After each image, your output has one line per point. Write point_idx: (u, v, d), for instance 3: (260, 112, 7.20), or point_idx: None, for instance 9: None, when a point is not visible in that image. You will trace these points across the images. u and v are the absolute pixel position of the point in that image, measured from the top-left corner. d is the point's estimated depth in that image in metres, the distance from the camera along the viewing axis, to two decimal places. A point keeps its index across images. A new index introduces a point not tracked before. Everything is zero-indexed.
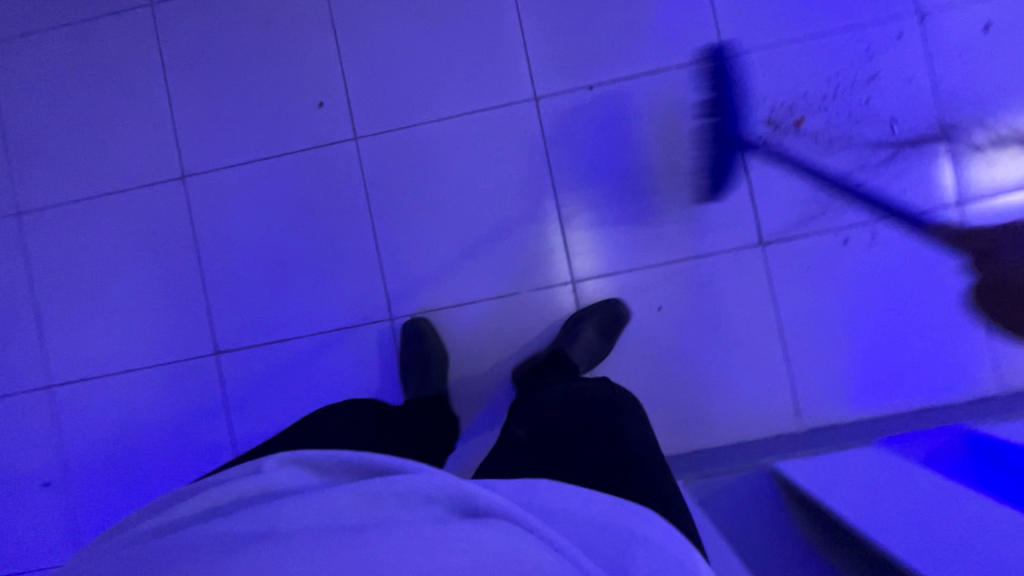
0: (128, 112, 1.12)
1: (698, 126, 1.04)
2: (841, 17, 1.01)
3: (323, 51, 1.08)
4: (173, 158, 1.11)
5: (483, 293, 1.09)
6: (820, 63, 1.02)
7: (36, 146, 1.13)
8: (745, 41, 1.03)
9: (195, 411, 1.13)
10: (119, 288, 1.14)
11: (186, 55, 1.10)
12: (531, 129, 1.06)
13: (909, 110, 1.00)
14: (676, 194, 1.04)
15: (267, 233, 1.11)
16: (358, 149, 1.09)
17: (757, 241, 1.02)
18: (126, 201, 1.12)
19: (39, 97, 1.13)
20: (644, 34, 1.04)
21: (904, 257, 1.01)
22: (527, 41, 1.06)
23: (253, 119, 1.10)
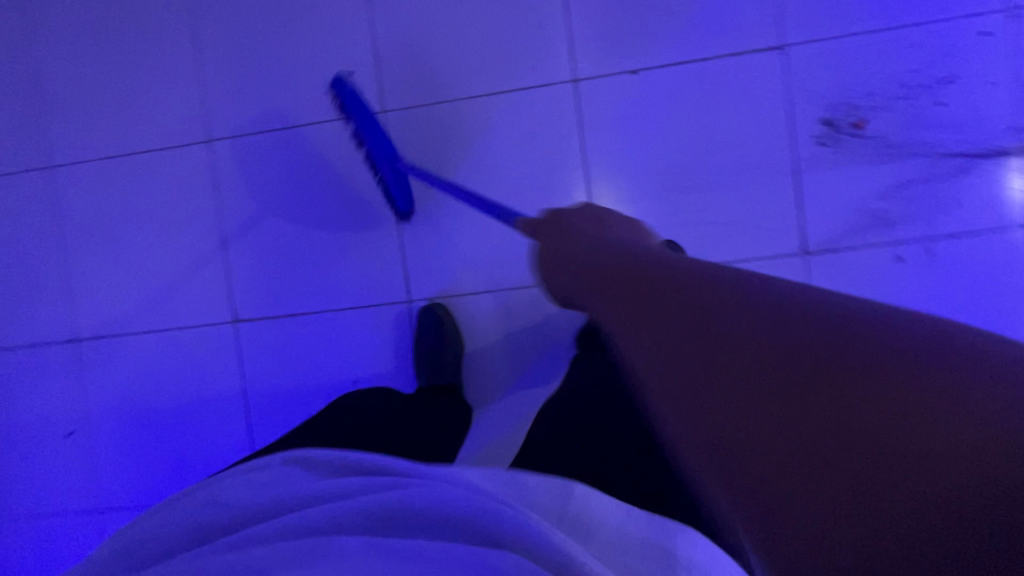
0: (154, 70, 1.09)
1: (748, 120, 0.96)
2: (918, 10, 0.92)
3: (355, 16, 1.03)
4: (197, 119, 1.09)
5: (504, 282, 1.05)
6: (889, 61, 0.93)
7: (65, 99, 1.12)
8: (808, 30, 0.95)
9: (213, 376, 1.14)
10: (142, 249, 1.13)
11: (215, 13, 1.06)
12: (565, 111, 0.99)
13: (986, 117, 0.91)
14: (716, 193, 0.97)
15: (289, 204, 1.08)
16: (385, 122, 1.04)
17: (799, 251, 0.95)
18: (152, 161, 1.11)
19: (69, 48, 1.11)
20: (697, 15, 0.96)
21: (964, 279, 0.91)
22: (570, 17, 0.98)
23: (280, 83, 1.06)
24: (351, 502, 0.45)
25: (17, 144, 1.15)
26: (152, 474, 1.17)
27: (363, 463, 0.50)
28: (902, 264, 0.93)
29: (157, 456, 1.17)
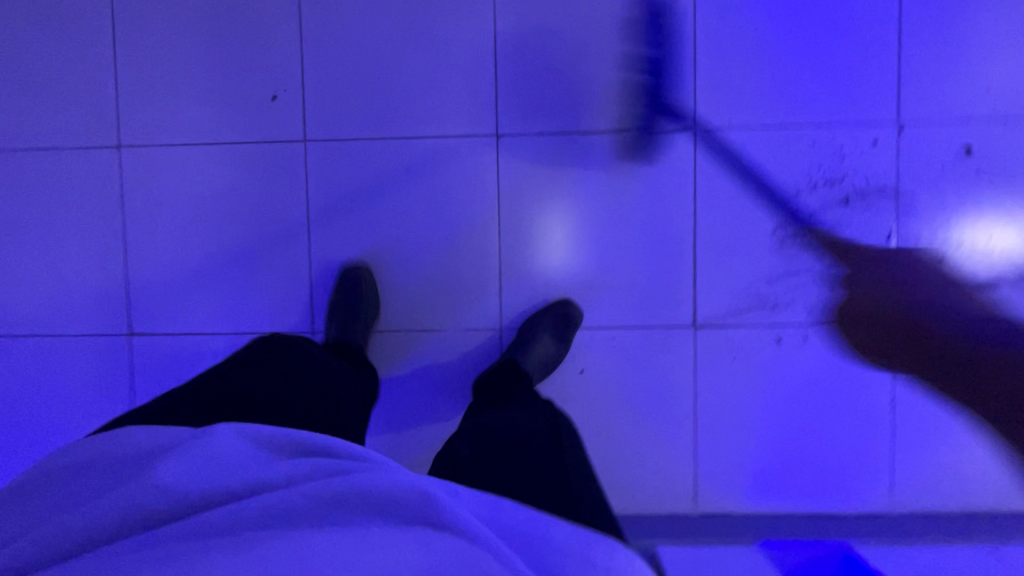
0: (70, 62, 1.05)
1: (656, 197, 1.04)
2: (822, 111, 1.00)
3: (287, 45, 1.05)
4: (110, 124, 1.06)
5: (408, 326, 1.08)
6: (788, 156, 1.01)
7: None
8: (721, 117, 1.02)
9: (98, 391, 1.08)
10: (32, 245, 1.07)
11: (137, 21, 1.05)
12: (488, 163, 1.06)
13: (869, 224, 1.01)
14: (622, 260, 1.05)
15: (201, 221, 1.07)
16: (305, 152, 1.06)
17: (690, 323, 1.04)
18: (56, 158, 1.06)
19: None
20: (616, 92, 1.03)
21: (829, 365, 1.02)
22: (499, 80, 1.05)
23: (206, 98, 1.06)
24: (240, 504, 0.48)
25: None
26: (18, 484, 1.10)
27: (224, 441, 0.54)
28: (781, 346, 1.03)
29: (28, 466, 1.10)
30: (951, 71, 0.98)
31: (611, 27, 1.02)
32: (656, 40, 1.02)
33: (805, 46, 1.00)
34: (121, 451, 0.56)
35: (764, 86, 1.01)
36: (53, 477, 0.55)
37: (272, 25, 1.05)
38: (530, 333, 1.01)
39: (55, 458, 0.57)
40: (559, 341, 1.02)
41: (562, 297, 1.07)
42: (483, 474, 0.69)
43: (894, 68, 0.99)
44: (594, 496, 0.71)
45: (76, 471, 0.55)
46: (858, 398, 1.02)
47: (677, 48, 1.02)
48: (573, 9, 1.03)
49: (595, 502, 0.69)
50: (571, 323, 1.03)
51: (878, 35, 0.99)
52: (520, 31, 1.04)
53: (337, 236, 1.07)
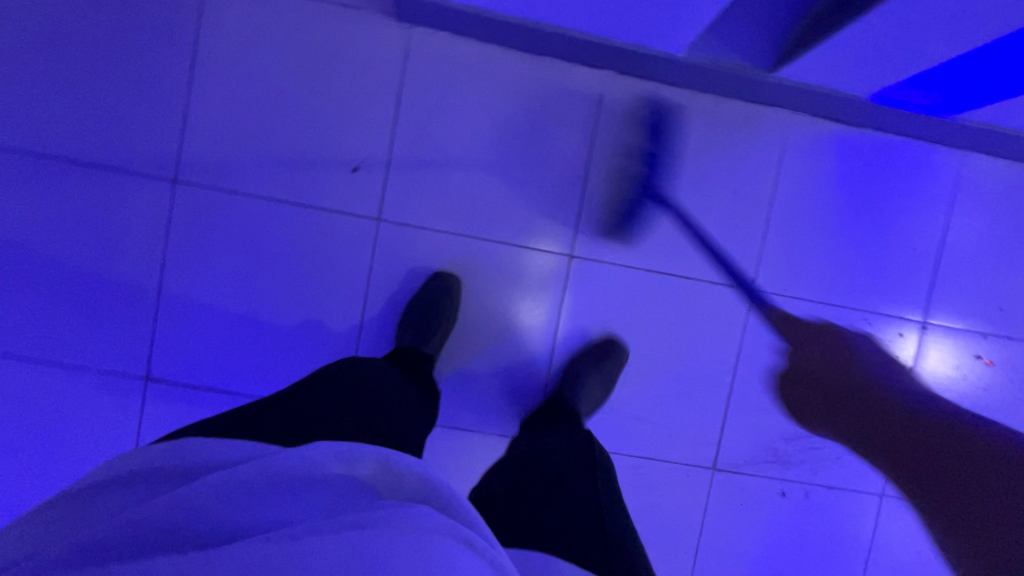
0: (138, 84, 0.97)
1: (708, 341, 1.09)
2: (862, 297, 1.10)
3: (381, 120, 1.01)
4: (171, 157, 0.98)
5: (443, 419, 1.07)
6: (826, 329, 1.10)
7: (20, 72, 0.96)
8: (777, 285, 1.09)
9: (100, 429, 1.01)
10: (57, 268, 0.98)
11: (224, 57, 0.98)
12: (557, 278, 1.07)
13: None
14: (663, 398, 1.10)
15: (251, 278, 1.01)
16: (377, 230, 1.03)
17: (711, 465, 1.10)
18: (101, 182, 0.98)
19: (32, 25, 0.95)
20: (688, 239, 1.08)
21: (822, 525, 1.12)
22: (586, 201, 1.06)
23: (280, 151, 1.00)
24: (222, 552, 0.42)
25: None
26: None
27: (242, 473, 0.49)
28: (785, 498, 1.12)
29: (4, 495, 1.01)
30: (976, 286, 1.11)
31: (698, 177, 1.07)
32: (734, 200, 1.07)
33: (863, 237, 1.09)
34: (210, 464, 0.55)
35: (821, 262, 1.09)
36: (158, 479, 0.54)
37: (367, 94, 1.01)
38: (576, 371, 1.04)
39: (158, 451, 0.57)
40: (604, 386, 1.03)
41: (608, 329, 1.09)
42: (512, 508, 0.69)
43: (930, 271, 1.10)
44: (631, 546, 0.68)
45: (174, 477, 0.54)
46: (838, 552, 1.13)
47: (752, 211, 1.08)
48: (665, 153, 1.06)
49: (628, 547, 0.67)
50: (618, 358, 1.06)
51: (924, 240, 1.10)
52: (614, 159, 1.06)
53: (390, 317, 1.05)
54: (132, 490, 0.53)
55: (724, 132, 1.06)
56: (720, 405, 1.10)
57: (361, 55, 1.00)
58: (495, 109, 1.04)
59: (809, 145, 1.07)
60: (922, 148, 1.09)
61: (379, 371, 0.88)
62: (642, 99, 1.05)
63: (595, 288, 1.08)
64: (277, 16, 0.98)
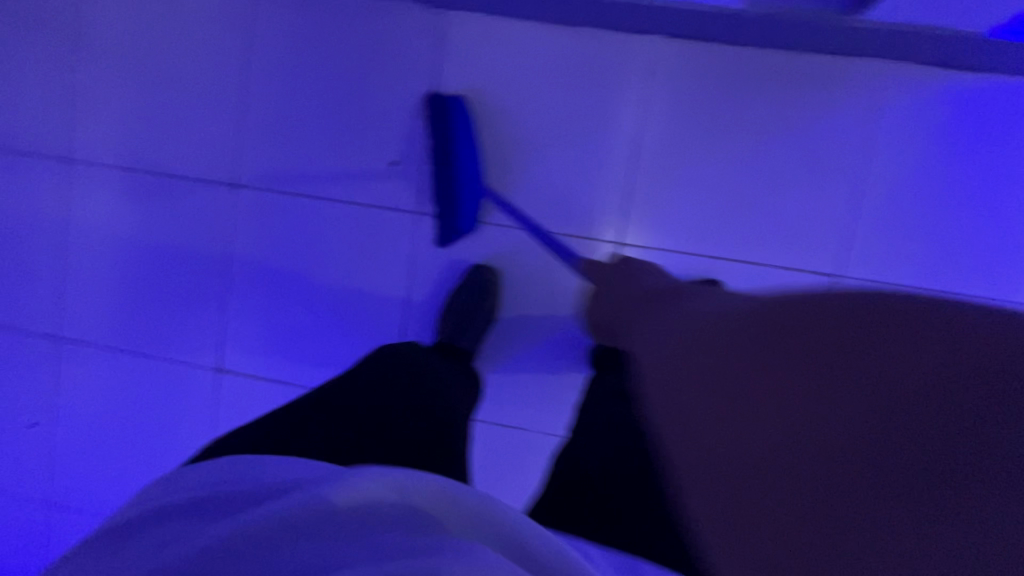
0: (198, 96, 1.03)
1: None
2: (988, 281, 0.92)
3: (416, 111, 0.99)
4: (230, 161, 1.04)
5: (489, 416, 1.03)
6: None
7: (106, 95, 1.06)
8: (869, 267, 0.94)
9: (183, 415, 1.11)
10: (146, 269, 1.09)
11: (269, 61, 1.01)
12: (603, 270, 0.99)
13: None
14: None
15: (303, 274, 1.05)
16: (416, 225, 1.02)
17: None
18: (176, 188, 1.06)
19: (114, 48, 1.05)
20: (757, 223, 0.95)
21: None
22: (634, 185, 0.97)
23: (323, 149, 1.02)
24: None
25: (45, 121, 1.09)
26: (108, 485, 1.16)
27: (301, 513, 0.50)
28: None
29: (116, 469, 1.15)
30: None
31: (765, 147, 0.93)
32: (814, 171, 0.93)
33: (988, 207, 0.90)
34: (268, 485, 0.56)
35: (930, 241, 0.92)
36: (220, 506, 0.55)
37: (401, 86, 0.99)
38: None
39: (222, 472, 0.58)
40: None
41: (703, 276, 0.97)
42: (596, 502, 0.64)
43: None
44: None
45: (233, 500, 0.55)
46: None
47: (833, 183, 0.93)
48: (726, 121, 0.94)
49: None
50: None
51: None
52: (666, 136, 0.95)
53: (432, 311, 1.03)
54: (198, 518, 0.54)
55: (798, 93, 0.92)
56: None
57: (395, 44, 0.98)
58: (534, 89, 0.96)
59: (909, 99, 0.90)
60: None
61: (439, 370, 0.86)
62: (698, 65, 0.94)
63: None
64: (312, 15, 0.99)
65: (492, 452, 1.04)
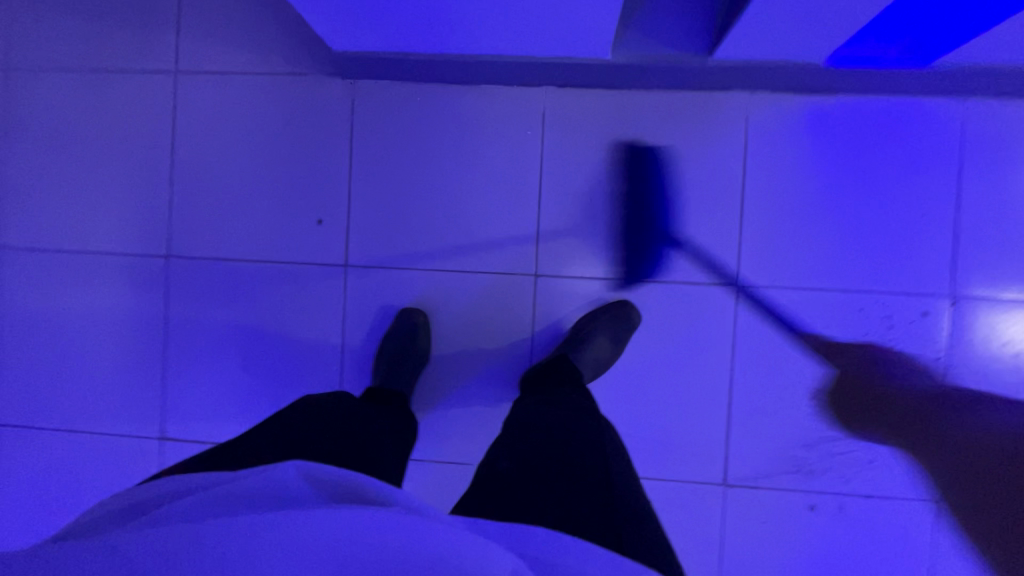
0: (126, 176, 1.09)
1: (697, 342, 1.02)
2: (869, 278, 1.01)
3: (336, 170, 1.06)
4: (162, 235, 1.09)
5: (432, 457, 1.06)
6: (832, 317, 1.01)
7: (35, 184, 1.10)
8: (763, 276, 1.02)
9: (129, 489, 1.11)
10: (83, 347, 1.11)
11: (193, 137, 1.07)
12: (525, 301, 1.05)
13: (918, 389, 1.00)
14: (659, 412, 1.03)
15: (241, 335, 1.09)
16: (345, 276, 1.07)
17: (720, 479, 1.02)
18: (110, 265, 1.10)
19: (39, 139, 1.10)
20: (658, 243, 1.04)
21: (863, 538, 1.00)
22: (544, 220, 1.05)
23: (251, 214, 1.08)
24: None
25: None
26: None
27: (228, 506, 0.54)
28: (815, 512, 1.01)
29: None
30: (997, 245, 0.98)
31: (656, 176, 1.03)
32: (703, 194, 1.02)
33: (857, 209, 1.01)
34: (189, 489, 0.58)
35: (813, 245, 1.01)
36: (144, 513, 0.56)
37: (321, 148, 1.06)
38: (585, 333, 0.99)
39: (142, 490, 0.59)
40: (616, 342, 0.99)
41: (618, 296, 1.04)
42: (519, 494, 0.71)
43: (951, 237, 0.99)
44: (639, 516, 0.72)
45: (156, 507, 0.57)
46: (887, 564, 1.00)
47: (722, 201, 1.02)
48: (619, 156, 1.03)
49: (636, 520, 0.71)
50: (627, 321, 1.00)
51: (937, 205, 0.99)
52: (568, 171, 1.04)
53: (368, 357, 1.07)
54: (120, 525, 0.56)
55: (679, 123, 1.02)
56: (723, 414, 1.02)
57: (312, 112, 1.05)
58: (443, 141, 1.05)
59: (774, 123, 1.00)
60: (917, 102, 0.98)
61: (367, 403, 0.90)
62: (588, 106, 1.03)
63: (566, 304, 1.05)
64: (229, 92, 1.06)
65: (439, 489, 1.06)
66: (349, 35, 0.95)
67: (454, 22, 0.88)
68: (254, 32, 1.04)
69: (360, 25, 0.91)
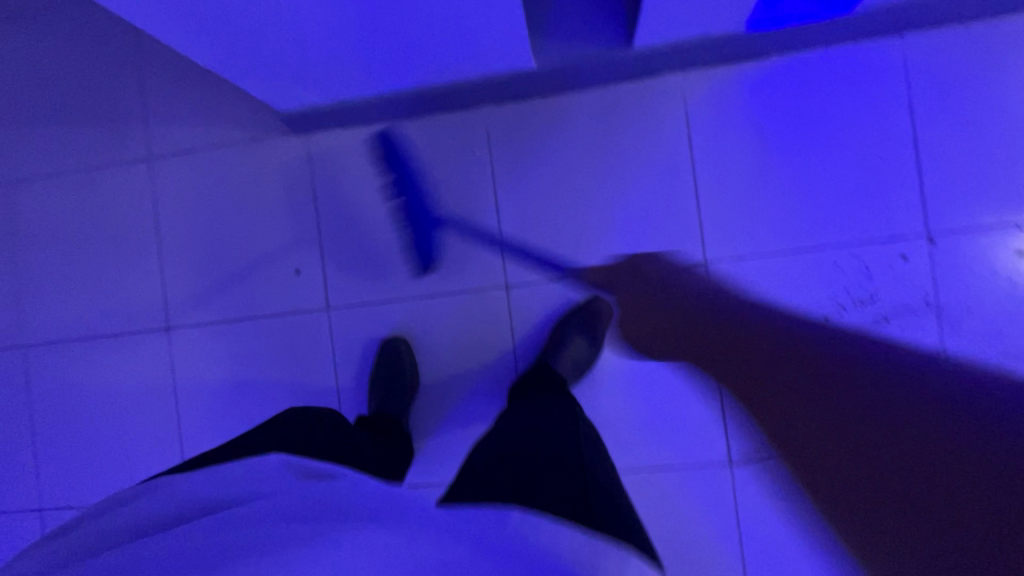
0: (119, 258, 1.17)
1: (677, 325, 1.02)
2: (839, 232, 0.99)
3: (305, 222, 1.11)
4: (159, 307, 1.16)
5: (436, 479, 1.08)
6: (811, 279, 0.99)
7: (42, 280, 1.19)
8: (731, 250, 1.01)
9: None
10: (104, 423, 1.18)
11: (173, 211, 1.14)
12: (502, 314, 1.07)
13: (909, 336, 0.97)
14: (649, 401, 1.02)
15: (241, 390, 1.14)
16: (328, 317, 1.11)
17: (724, 459, 1.01)
18: (117, 343, 1.17)
19: (42, 237, 1.19)
20: (620, 235, 1.04)
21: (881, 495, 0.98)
22: (507, 232, 1.07)
23: (234, 272, 1.13)
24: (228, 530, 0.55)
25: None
26: None
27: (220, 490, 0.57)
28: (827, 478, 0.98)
29: None
30: (966, 177, 0.96)
31: (605, 171, 1.04)
32: (654, 179, 1.03)
33: (813, 166, 1.00)
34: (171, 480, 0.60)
35: (777, 209, 1.00)
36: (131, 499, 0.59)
37: (288, 202, 1.11)
38: (561, 336, 1.01)
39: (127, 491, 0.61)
40: (592, 340, 1.00)
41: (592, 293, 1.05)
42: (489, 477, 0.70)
43: (913, 178, 0.97)
44: (614, 501, 0.70)
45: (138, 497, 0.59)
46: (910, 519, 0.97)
47: (675, 183, 1.03)
48: (566, 158, 1.05)
49: (611, 503, 0.69)
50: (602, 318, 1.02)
51: (892, 149, 0.98)
52: (521, 179, 1.06)
53: (362, 392, 1.11)
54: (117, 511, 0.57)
55: (618, 116, 1.04)
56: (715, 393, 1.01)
57: (273, 170, 1.11)
58: (397, 175, 1.09)
59: (711, 100, 1.02)
60: (851, 50, 0.98)
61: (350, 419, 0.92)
62: (530, 116, 1.06)
63: (540, 310, 1.06)
64: (198, 165, 1.13)
65: None
66: (289, 95, 1.00)
67: (380, 65, 0.92)
68: (211, 107, 1.12)
69: (296, 84, 0.97)
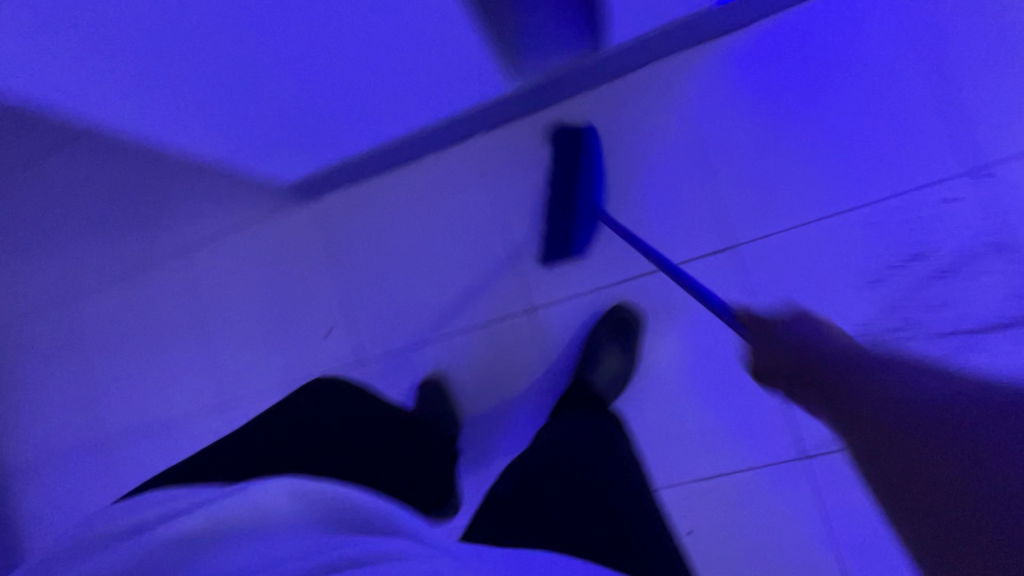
0: (172, 349, 1.23)
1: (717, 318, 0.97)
2: (872, 189, 0.92)
3: (330, 282, 1.14)
4: (212, 389, 1.20)
5: None
6: (853, 245, 0.92)
7: (109, 381, 1.27)
8: (757, 230, 0.95)
9: None
10: None
11: (213, 295, 1.20)
12: (533, 339, 1.05)
13: (973, 287, 0.88)
14: (704, 402, 0.98)
15: None
16: (365, 371, 1.12)
17: (796, 453, 0.94)
18: (178, 430, 1.22)
19: (104, 340, 1.27)
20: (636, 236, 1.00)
21: None
22: (523, 256, 1.05)
23: (275, 343, 1.17)
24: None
25: (78, 424, 1.30)
26: None
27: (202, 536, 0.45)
28: None
29: None
30: (1003, 103, 0.88)
31: (606, 174, 1.01)
32: (663, 173, 0.99)
33: (827, 124, 0.93)
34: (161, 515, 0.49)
35: (799, 178, 0.94)
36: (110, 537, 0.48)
37: (312, 266, 1.14)
38: (593, 350, 0.96)
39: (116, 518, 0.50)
40: (624, 352, 0.96)
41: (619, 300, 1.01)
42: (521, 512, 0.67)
43: (941, 114, 0.90)
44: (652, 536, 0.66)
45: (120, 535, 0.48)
46: None
47: (686, 172, 0.98)
48: None
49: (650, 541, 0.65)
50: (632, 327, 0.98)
51: (910, 89, 0.90)
52: (528, 200, 1.05)
53: None
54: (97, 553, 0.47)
55: (613, 117, 1.01)
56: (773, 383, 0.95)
57: (294, 238, 1.15)
58: (409, 220, 1.10)
59: (704, 78, 0.97)
60: None
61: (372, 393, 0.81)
62: (525, 136, 1.05)
63: (570, 328, 1.03)
64: (228, 247, 1.18)
65: None
66: (295, 165, 1.04)
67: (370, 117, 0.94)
68: (230, 191, 1.17)
69: (299, 155, 1.00)
